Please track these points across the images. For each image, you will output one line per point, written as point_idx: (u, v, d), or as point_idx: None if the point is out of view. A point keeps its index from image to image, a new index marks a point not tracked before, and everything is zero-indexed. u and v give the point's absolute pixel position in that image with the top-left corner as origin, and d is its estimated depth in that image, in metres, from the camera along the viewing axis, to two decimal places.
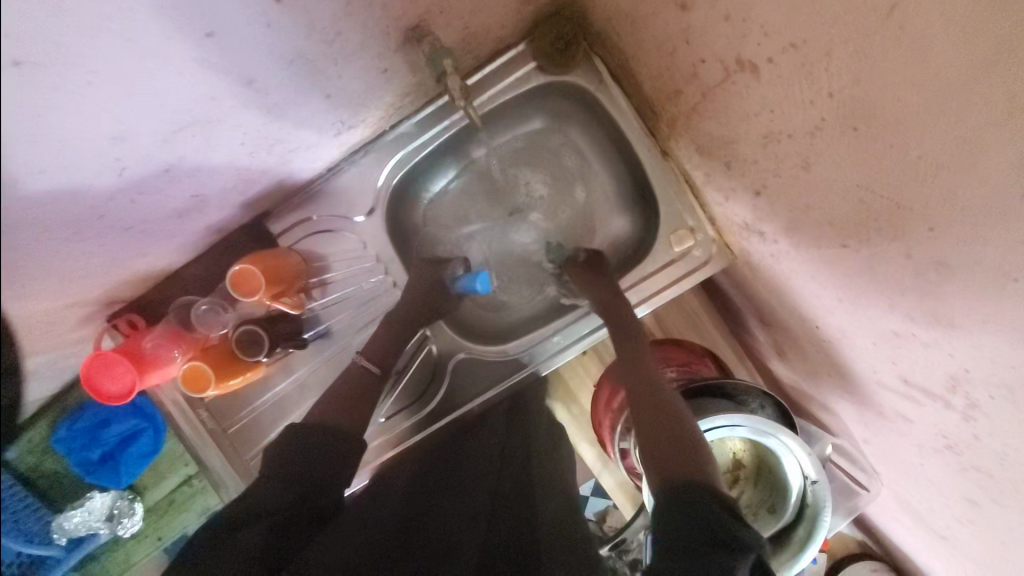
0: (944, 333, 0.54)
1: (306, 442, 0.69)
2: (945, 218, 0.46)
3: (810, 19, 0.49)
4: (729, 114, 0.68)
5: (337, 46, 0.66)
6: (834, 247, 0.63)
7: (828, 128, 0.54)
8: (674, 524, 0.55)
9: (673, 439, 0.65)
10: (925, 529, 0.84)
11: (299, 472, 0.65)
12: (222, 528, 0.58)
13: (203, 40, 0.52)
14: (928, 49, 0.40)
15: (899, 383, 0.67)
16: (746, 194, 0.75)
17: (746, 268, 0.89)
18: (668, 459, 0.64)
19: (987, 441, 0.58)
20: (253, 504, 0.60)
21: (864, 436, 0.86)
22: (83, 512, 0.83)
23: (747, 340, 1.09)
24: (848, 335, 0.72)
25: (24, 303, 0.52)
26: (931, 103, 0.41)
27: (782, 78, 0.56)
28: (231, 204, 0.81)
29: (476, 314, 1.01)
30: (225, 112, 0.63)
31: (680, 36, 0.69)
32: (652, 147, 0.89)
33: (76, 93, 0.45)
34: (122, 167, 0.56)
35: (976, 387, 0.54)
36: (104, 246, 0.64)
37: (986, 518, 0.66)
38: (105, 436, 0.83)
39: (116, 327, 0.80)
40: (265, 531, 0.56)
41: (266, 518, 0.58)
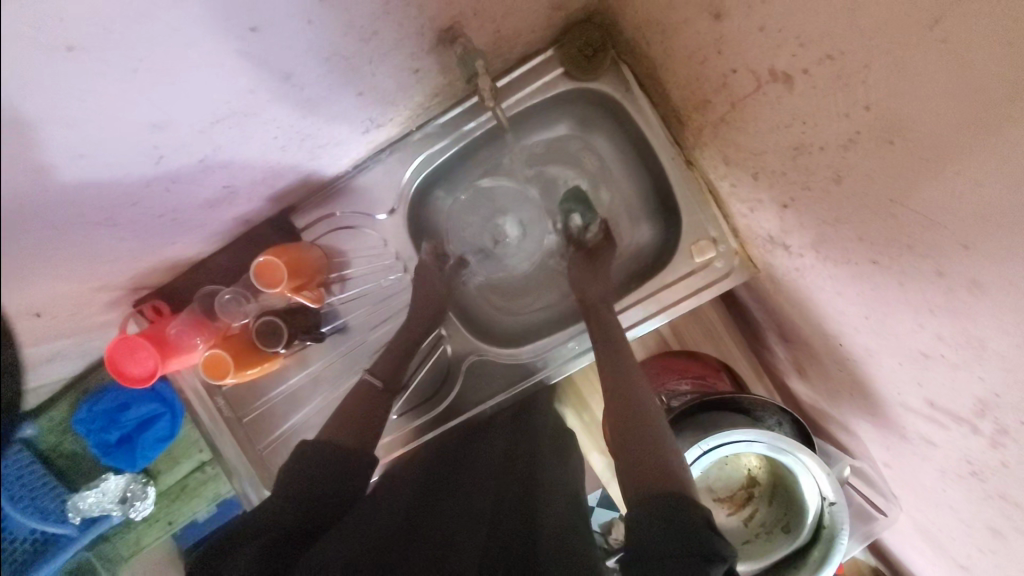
0: (974, 355, 0.53)
1: (326, 446, 0.71)
2: (980, 237, 0.45)
3: (849, 31, 0.48)
4: (759, 125, 0.68)
5: (371, 45, 0.67)
6: (862, 263, 0.62)
7: (862, 142, 0.53)
8: (666, 545, 0.53)
9: (663, 465, 0.63)
10: (944, 558, 0.81)
11: (318, 474, 0.67)
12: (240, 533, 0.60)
13: (245, 35, 0.53)
14: (973, 65, 0.39)
15: (924, 406, 0.65)
16: (773, 207, 0.74)
17: (769, 282, 0.88)
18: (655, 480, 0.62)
19: (1016, 470, 0.56)
20: (274, 503, 0.62)
21: (884, 459, 0.84)
22: (98, 493, 0.82)
23: (765, 355, 1.07)
24: (873, 354, 0.71)
25: (55, 283, 0.54)
26: (974, 117, 0.41)
27: (817, 90, 0.55)
28: (259, 197, 0.82)
29: (492, 315, 1.01)
30: (261, 106, 0.64)
31: (712, 46, 0.69)
32: (677, 157, 0.89)
33: (120, 79, 0.46)
34: (159, 155, 0.57)
35: (1004, 412, 0.53)
36: (136, 232, 0.65)
37: (1010, 549, 0.64)
38: (124, 419, 0.85)
39: (141, 312, 0.81)
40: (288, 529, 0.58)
41: (290, 517, 0.60)
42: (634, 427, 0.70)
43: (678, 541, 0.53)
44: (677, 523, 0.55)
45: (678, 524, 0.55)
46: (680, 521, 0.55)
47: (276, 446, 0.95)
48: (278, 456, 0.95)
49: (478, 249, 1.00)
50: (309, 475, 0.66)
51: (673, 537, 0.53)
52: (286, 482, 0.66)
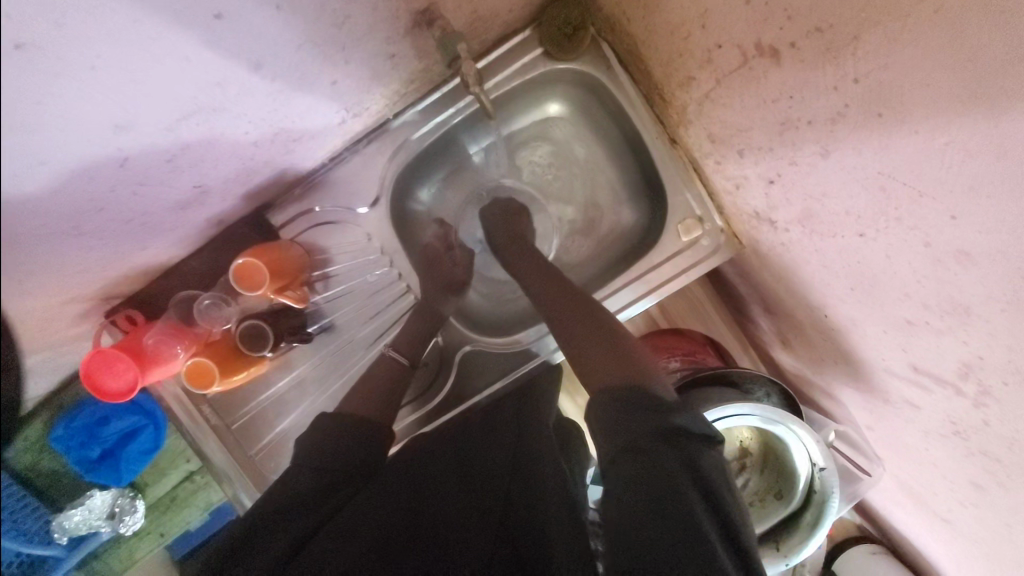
0: (958, 320, 0.54)
1: (337, 434, 0.71)
2: (968, 206, 0.45)
3: (838, 2, 0.48)
4: (745, 101, 0.67)
5: (345, 30, 0.64)
6: (849, 236, 0.63)
7: (850, 115, 0.53)
8: (644, 482, 0.51)
9: (623, 387, 0.63)
10: (927, 513, 0.85)
11: (328, 460, 0.68)
12: (246, 531, 0.60)
13: (211, 23, 0.50)
14: (964, 34, 0.39)
15: (908, 370, 0.67)
16: (758, 182, 0.75)
17: (754, 257, 0.89)
18: (625, 409, 0.59)
19: (997, 427, 0.58)
20: (287, 493, 0.64)
21: (868, 423, 0.87)
22: (84, 511, 0.71)
23: (750, 329, 1.09)
24: (858, 324, 0.72)
25: (21, 300, 0.50)
26: (961, 87, 0.41)
27: (805, 63, 0.55)
28: (233, 195, 0.79)
29: (481, 305, 1.01)
30: (230, 100, 0.60)
31: (696, 20, 0.68)
32: (659, 136, 0.88)
33: (78, 76, 0.43)
34: (124, 157, 0.54)
35: (987, 373, 0.54)
36: (103, 240, 0.61)
37: (990, 501, 0.67)
38: (105, 431, 0.77)
39: (114, 322, 0.75)
40: (290, 531, 0.59)
41: (298, 517, 0.61)
42: (613, 367, 0.67)
43: (654, 476, 0.51)
44: (651, 457, 0.53)
45: (651, 457, 0.53)
46: (647, 448, 0.54)
47: (268, 450, 0.96)
48: (272, 461, 0.96)
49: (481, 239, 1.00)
50: (321, 463, 0.67)
51: (648, 473, 0.52)
52: (298, 468, 0.67)
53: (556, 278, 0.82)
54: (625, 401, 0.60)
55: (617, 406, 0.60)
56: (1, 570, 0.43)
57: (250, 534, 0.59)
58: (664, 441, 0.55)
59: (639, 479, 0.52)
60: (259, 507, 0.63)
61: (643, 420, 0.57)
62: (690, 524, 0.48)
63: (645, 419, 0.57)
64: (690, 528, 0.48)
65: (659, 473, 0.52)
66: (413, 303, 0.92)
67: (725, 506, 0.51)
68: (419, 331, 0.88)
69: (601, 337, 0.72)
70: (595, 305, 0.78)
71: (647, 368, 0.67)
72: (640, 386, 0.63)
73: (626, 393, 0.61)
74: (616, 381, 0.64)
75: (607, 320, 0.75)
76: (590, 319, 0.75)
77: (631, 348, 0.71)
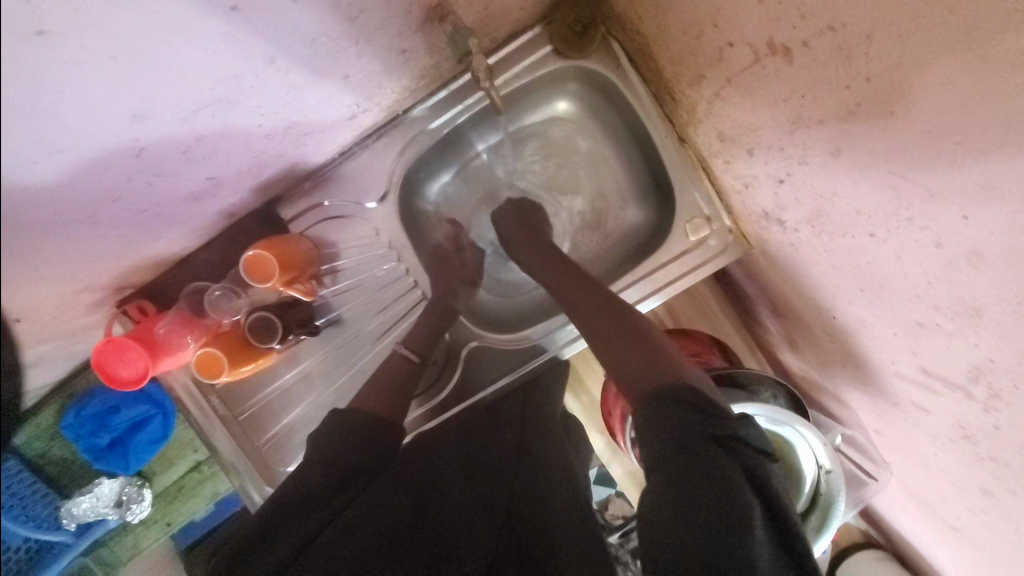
0: (969, 322, 0.54)
1: (344, 431, 0.70)
2: (980, 207, 0.45)
3: (851, 1, 0.48)
4: (756, 100, 0.67)
5: (358, 24, 0.64)
6: (859, 236, 0.63)
7: (862, 115, 0.53)
8: (701, 488, 0.50)
9: (666, 386, 0.60)
10: (934, 519, 0.84)
11: (342, 457, 0.68)
12: (254, 531, 0.60)
13: (229, 16, 0.51)
14: (979, 33, 0.39)
15: (916, 373, 0.67)
16: (768, 181, 0.74)
17: (762, 258, 0.89)
18: (680, 409, 0.57)
19: (1007, 431, 0.58)
20: (296, 488, 0.64)
21: (875, 427, 0.86)
22: (92, 498, 0.72)
23: (757, 330, 1.09)
24: (867, 325, 0.72)
25: (36, 287, 0.51)
26: (974, 87, 0.41)
27: (818, 62, 0.55)
28: (244, 188, 0.80)
29: (489, 303, 1.01)
30: (244, 92, 0.61)
31: (708, 19, 0.68)
32: (669, 135, 0.88)
33: (97, 67, 0.44)
34: (139, 148, 0.55)
35: (998, 376, 0.54)
36: (116, 230, 0.62)
37: (1000, 507, 0.67)
38: (115, 421, 0.80)
39: (126, 313, 0.78)
40: (299, 533, 0.60)
41: (307, 517, 0.62)
42: (650, 370, 0.65)
43: (717, 485, 0.50)
44: (716, 467, 0.51)
45: (711, 464, 0.51)
46: (706, 455, 0.52)
47: (275, 442, 0.95)
48: (279, 453, 0.95)
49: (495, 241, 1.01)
50: (333, 459, 0.67)
51: (709, 483, 0.50)
52: (310, 465, 0.66)
53: (569, 274, 0.82)
54: (676, 402, 0.58)
55: (670, 407, 0.58)
56: (14, 552, 0.44)
57: (265, 528, 0.60)
58: (721, 446, 0.53)
59: (695, 486, 0.50)
60: (267, 506, 0.63)
61: (698, 424, 0.54)
62: (744, 536, 0.47)
63: (700, 423, 0.54)
64: (745, 540, 0.47)
65: (724, 481, 0.50)
66: (420, 298, 0.93)
67: (785, 516, 0.50)
68: (428, 325, 0.88)
69: (634, 338, 0.71)
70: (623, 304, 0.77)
71: (685, 365, 0.66)
72: (677, 384, 0.61)
73: (675, 393, 0.59)
74: (655, 385, 0.62)
75: (637, 320, 0.74)
76: (621, 317, 0.74)
77: (664, 346, 0.70)
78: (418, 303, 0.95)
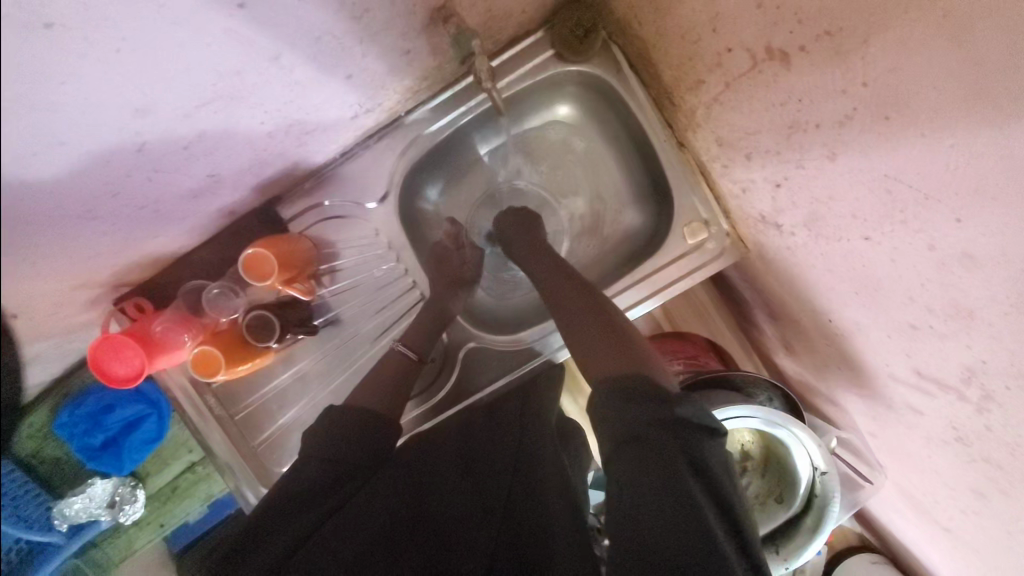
0: (962, 324, 0.55)
1: (337, 428, 0.71)
2: (973, 209, 0.46)
3: (848, 6, 0.49)
4: (754, 104, 0.68)
5: (363, 24, 0.65)
6: (855, 239, 0.63)
7: (858, 118, 0.54)
8: (650, 475, 0.51)
9: (626, 376, 0.63)
10: (928, 522, 0.85)
11: (338, 452, 0.69)
12: (253, 526, 0.60)
13: (234, 12, 0.51)
14: (972, 39, 0.40)
15: (911, 375, 0.68)
16: (765, 185, 0.75)
17: (759, 262, 0.90)
18: (630, 398, 0.59)
19: (999, 432, 0.58)
20: (295, 484, 0.65)
21: (870, 430, 0.87)
22: (85, 498, 0.75)
23: (753, 334, 1.10)
24: (862, 328, 0.73)
25: (34, 280, 0.51)
26: (966, 91, 0.42)
27: (815, 67, 0.56)
28: (244, 187, 0.80)
29: (486, 304, 1.01)
30: (248, 89, 0.61)
31: (706, 24, 0.69)
32: (668, 139, 0.89)
33: (102, 59, 0.44)
34: (141, 141, 0.55)
35: (991, 377, 0.55)
36: (115, 225, 0.62)
37: (992, 508, 0.67)
38: (108, 421, 0.82)
39: (123, 310, 0.78)
40: (294, 527, 0.59)
41: (304, 511, 0.62)
42: (612, 363, 0.67)
43: (656, 467, 0.52)
44: (661, 451, 0.53)
45: (659, 452, 0.53)
46: (655, 444, 0.53)
47: (271, 441, 0.94)
48: (274, 453, 0.93)
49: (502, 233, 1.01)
50: (328, 456, 0.68)
51: (652, 467, 0.52)
52: (308, 461, 0.68)
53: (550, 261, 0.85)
54: (629, 390, 0.61)
55: (621, 394, 0.60)
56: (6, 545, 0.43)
57: (264, 523, 0.60)
58: (670, 433, 0.54)
59: (645, 475, 0.52)
60: (267, 501, 0.64)
61: (648, 413, 0.56)
62: (695, 525, 0.48)
63: (650, 412, 0.57)
64: (695, 528, 0.47)
65: (666, 466, 0.52)
66: (418, 298, 0.92)
67: (733, 506, 0.51)
68: (426, 326, 0.88)
69: (600, 330, 0.73)
70: (594, 295, 0.79)
71: (646, 360, 0.67)
72: (636, 375, 0.63)
73: (627, 385, 0.61)
74: (614, 376, 0.64)
75: (607, 313, 0.76)
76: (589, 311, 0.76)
77: (630, 337, 0.72)
78: (416, 304, 0.94)
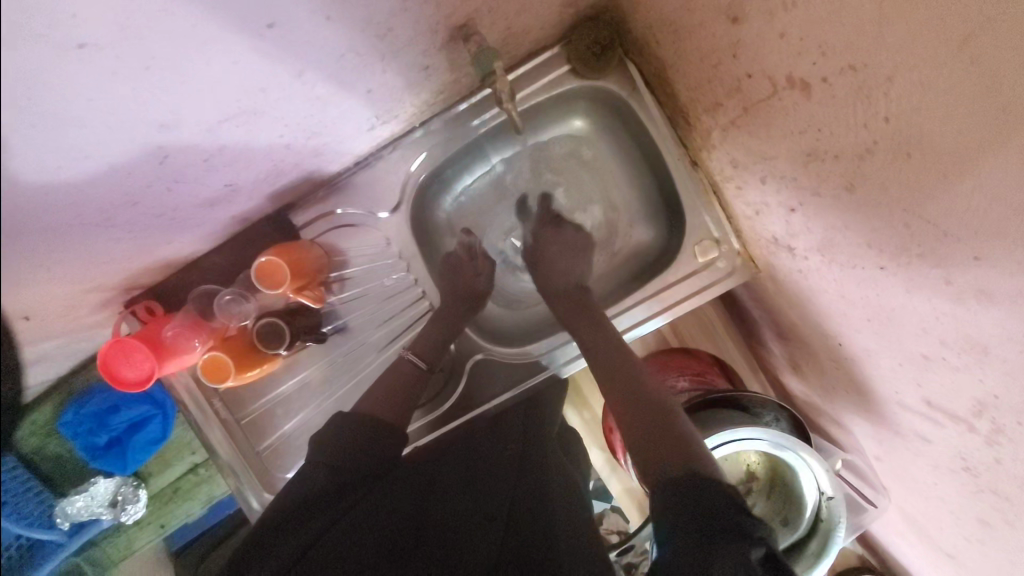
0: (975, 358, 0.55)
1: (349, 431, 0.72)
2: (993, 249, 0.46)
3: (873, 44, 0.49)
4: (771, 130, 0.68)
5: (385, 42, 0.65)
6: (870, 267, 0.63)
7: (878, 152, 0.54)
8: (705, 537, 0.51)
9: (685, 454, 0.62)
10: (931, 548, 0.85)
11: (349, 463, 0.69)
12: (268, 530, 0.62)
13: (262, 32, 0.51)
14: (1000, 85, 0.40)
15: (921, 405, 0.68)
16: (779, 208, 0.75)
17: (769, 282, 0.89)
18: (697, 514, 0.53)
19: (1009, 467, 0.58)
20: (306, 492, 0.65)
21: (877, 454, 0.86)
22: (85, 498, 0.78)
23: (760, 352, 1.09)
24: (873, 354, 0.72)
25: (48, 290, 0.50)
26: (993, 134, 0.42)
27: (836, 99, 0.56)
28: (260, 195, 0.80)
29: (494, 315, 1.01)
30: (270, 104, 0.62)
31: (727, 49, 0.69)
32: (682, 157, 0.89)
33: (131, 78, 0.44)
34: (163, 154, 0.55)
35: (1003, 413, 0.55)
36: (131, 232, 0.62)
37: (997, 540, 0.67)
38: (114, 421, 0.82)
39: (134, 313, 0.80)
40: (303, 535, 0.60)
41: (310, 520, 0.62)
42: (670, 446, 0.64)
43: (712, 532, 0.51)
44: (718, 519, 0.52)
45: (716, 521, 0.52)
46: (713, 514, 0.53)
47: (276, 448, 0.93)
48: (278, 459, 0.93)
49: (517, 246, 1.01)
50: (336, 464, 0.68)
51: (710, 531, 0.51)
52: (317, 470, 0.68)
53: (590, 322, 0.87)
54: (693, 498, 0.55)
55: (686, 506, 0.55)
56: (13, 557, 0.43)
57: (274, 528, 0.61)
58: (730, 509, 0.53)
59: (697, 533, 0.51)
60: (292, 498, 0.65)
61: (709, 488, 0.56)
62: None
63: (708, 488, 0.56)
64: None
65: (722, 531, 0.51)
66: (427, 308, 0.92)
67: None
68: (434, 336, 0.88)
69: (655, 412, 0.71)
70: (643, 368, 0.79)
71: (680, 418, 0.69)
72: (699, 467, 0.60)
73: (689, 488, 0.56)
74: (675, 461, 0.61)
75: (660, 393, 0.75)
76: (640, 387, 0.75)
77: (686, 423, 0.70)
78: (425, 313, 0.95)
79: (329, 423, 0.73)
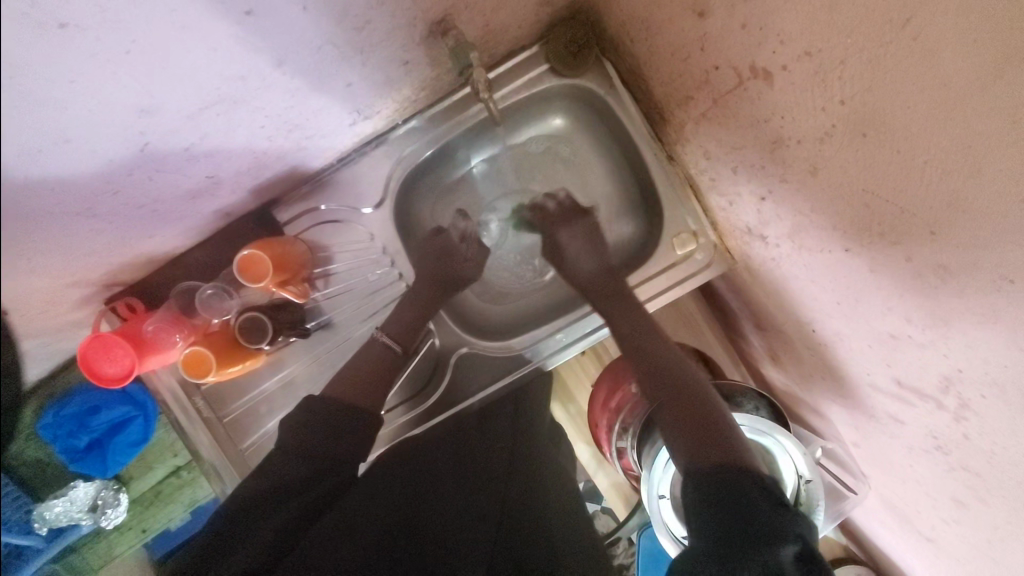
0: (938, 333, 0.56)
1: (328, 417, 0.73)
2: (947, 222, 0.48)
3: (826, 30, 0.52)
4: (739, 120, 0.71)
5: (363, 35, 0.67)
6: (836, 251, 0.66)
7: (838, 135, 0.56)
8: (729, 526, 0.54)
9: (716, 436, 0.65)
10: (911, 533, 0.86)
11: (319, 449, 0.69)
12: (244, 509, 0.61)
13: (241, 18, 0.53)
14: (940, 62, 0.42)
15: (892, 385, 0.69)
16: (751, 198, 0.78)
17: (745, 272, 0.92)
18: (735, 518, 0.54)
19: (976, 441, 0.60)
20: (273, 481, 0.64)
21: (854, 440, 0.88)
22: (61, 504, 0.76)
23: (741, 346, 1.12)
24: (844, 337, 0.75)
25: (29, 276, 0.51)
26: (940, 108, 0.44)
27: (795, 85, 0.59)
28: (242, 190, 0.81)
29: (481, 309, 1.01)
30: (250, 93, 0.63)
31: (695, 43, 0.72)
32: (658, 152, 0.91)
33: (111, 60, 0.45)
34: (144, 141, 0.56)
35: (967, 386, 0.56)
36: (114, 221, 0.63)
37: (971, 517, 0.68)
38: (94, 423, 0.82)
39: (114, 310, 0.80)
40: (281, 519, 0.59)
41: (286, 504, 0.61)
42: (700, 442, 0.65)
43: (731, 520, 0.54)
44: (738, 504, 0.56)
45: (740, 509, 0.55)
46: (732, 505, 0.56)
47: (258, 446, 0.94)
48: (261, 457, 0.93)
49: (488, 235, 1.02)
50: (309, 450, 0.68)
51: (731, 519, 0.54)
52: (282, 457, 0.67)
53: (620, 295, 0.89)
54: (732, 499, 0.56)
55: (723, 511, 0.56)
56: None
57: (254, 515, 0.60)
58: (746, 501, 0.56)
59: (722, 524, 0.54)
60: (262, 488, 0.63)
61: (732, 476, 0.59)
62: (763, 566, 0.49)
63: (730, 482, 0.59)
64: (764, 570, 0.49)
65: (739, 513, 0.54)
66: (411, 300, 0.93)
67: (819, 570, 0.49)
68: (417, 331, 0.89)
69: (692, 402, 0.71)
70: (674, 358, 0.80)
71: (712, 403, 0.71)
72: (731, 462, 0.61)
73: (722, 489, 0.58)
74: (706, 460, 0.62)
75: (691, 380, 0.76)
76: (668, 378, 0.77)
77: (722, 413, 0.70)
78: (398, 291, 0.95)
79: (309, 415, 0.73)
